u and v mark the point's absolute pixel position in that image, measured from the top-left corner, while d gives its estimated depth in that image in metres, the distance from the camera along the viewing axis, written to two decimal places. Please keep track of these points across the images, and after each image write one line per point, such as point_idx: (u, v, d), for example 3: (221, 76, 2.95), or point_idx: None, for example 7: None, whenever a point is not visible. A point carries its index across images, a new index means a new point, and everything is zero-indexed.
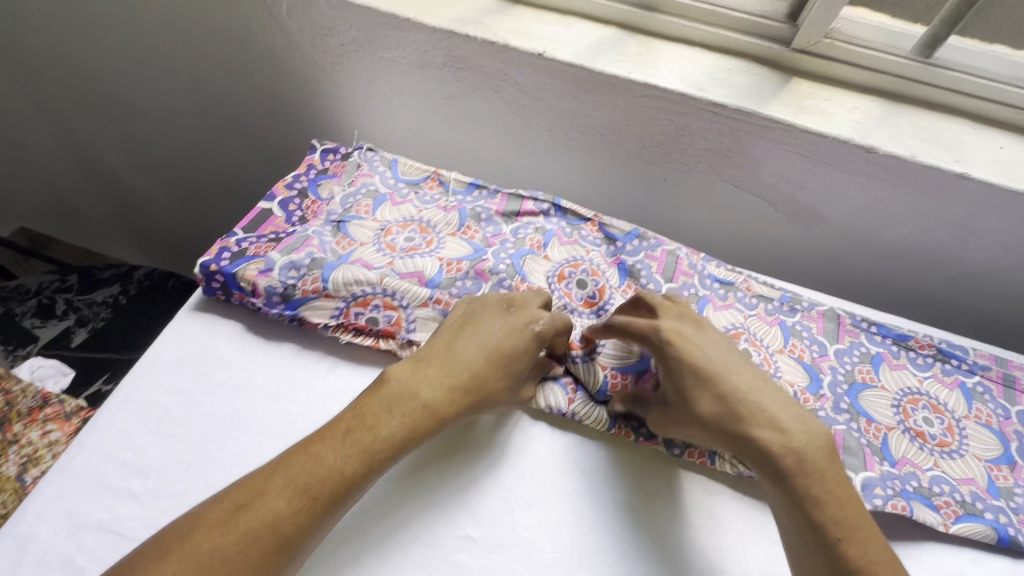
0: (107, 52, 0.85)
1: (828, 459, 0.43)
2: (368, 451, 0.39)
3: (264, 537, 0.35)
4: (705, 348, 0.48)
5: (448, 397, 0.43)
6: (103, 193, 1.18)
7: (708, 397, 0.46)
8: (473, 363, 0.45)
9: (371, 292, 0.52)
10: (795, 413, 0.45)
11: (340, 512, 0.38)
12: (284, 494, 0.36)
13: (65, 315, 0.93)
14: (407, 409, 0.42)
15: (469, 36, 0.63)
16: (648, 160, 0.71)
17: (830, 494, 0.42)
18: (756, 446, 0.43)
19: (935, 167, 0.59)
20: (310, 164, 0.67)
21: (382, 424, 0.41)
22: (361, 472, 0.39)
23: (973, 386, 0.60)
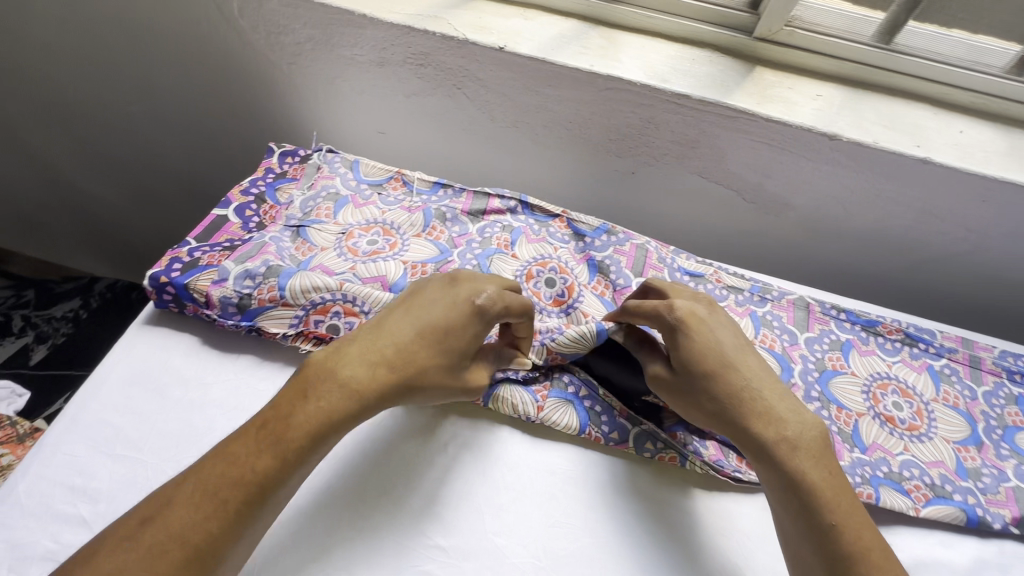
0: (53, 57, 0.81)
1: (820, 446, 0.43)
2: (280, 444, 0.37)
3: (171, 548, 0.33)
4: (718, 330, 0.47)
5: (369, 376, 0.39)
6: (61, 203, 1.14)
7: (713, 373, 0.45)
8: (402, 338, 0.41)
9: (331, 299, 0.51)
10: (791, 404, 0.44)
11: (257, 516, 0.36)
12: (190, 500, 0.35)
13: (23, 332, 0.88)
14: (326, 391, 0.38)
15: (428, 32, 0.62)
16: (615, 154, 0.70)
17: (825, 481, 0.41)
18: (752, 431, 0.43)
19: (897, 152, 0.59)
20: (268, 168, 0.65)
21: (296, 409, 0.38)
22: (273, 472, 0.36)
23: (940, 369, 0.60)
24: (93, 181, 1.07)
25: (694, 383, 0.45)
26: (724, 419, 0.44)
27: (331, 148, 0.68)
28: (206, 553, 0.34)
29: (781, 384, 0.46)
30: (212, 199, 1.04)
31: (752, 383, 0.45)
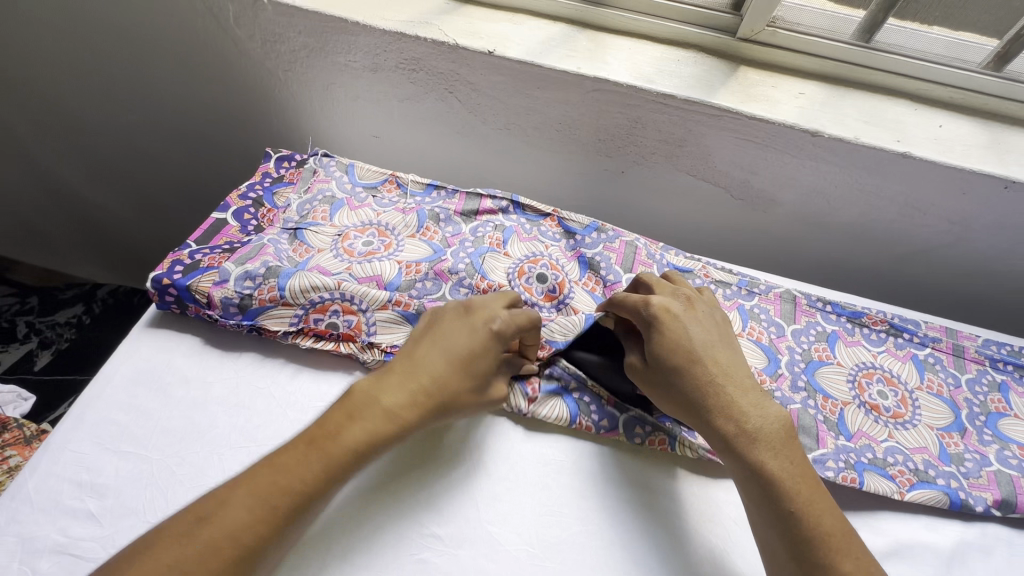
0: (55, 69, 0.83)
1: (782, 438, 0.44)
2: (330, 459, 0.39)
3: (224, 548, 0.35)
4: (689, 326, 0.48)
5: (410, 405, 0.43)
6: (63, 211, 1.15)
7: (682, 367, 0.46)
8: (434, 368, 0.44)
9: (329, 297, 0.52)
10: (754, 398, 0.46)
11: (301, 522, 0.38)
12: (245, 502, 0.37)
13: (27, 338, 0.90)
14: (370, 415, 0.41)
15: (420, 37, 0.63)
16: (605, 154, 0.72)
17: (785, 469, 0.42)
18: (712, 423, 0.45)
19: (877, 147, 0.60)
20: (265, 173, 0.67)
21: (347, 434, 0.40)
22: (323, 480, 0.39)
23: (924, 358, 0.62)
24: (95, 189, 1.09)
25: (665, 377, 0.47)
26: (692, 410, 0.46)
27: (327, 152, 0.70)
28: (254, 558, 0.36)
29: (749, 378, 0.47)
30: (212, 205, 1.06)
31: (720, 376, 0.46)
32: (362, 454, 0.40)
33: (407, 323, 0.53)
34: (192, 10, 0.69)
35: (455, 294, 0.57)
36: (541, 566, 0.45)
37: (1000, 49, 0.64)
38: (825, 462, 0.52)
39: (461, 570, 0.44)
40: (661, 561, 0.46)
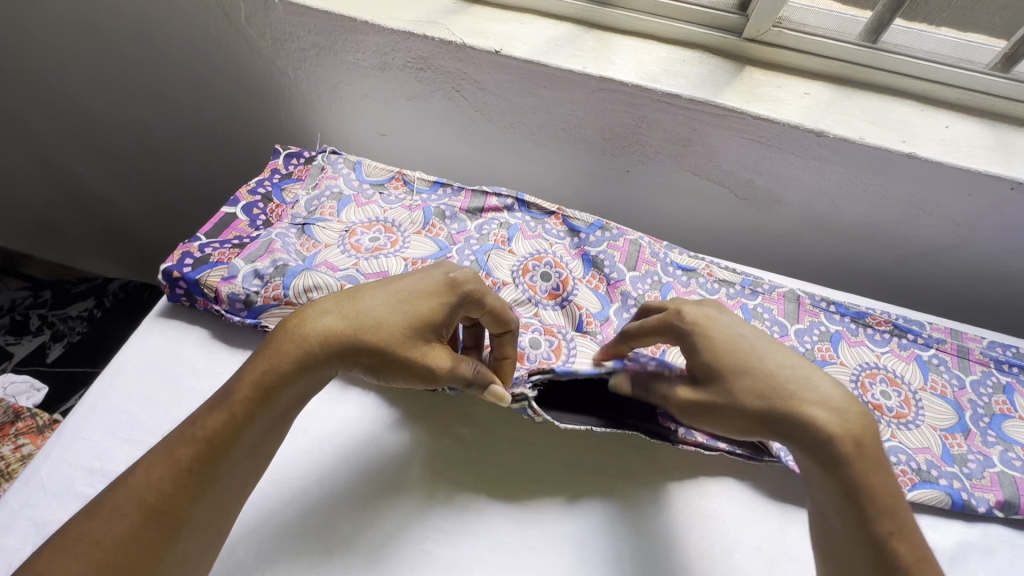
0: (71, 66, 0.85)
1: (874, 443, 0.40)
2: (231, 408, 0.40)
3: (130, 508, 0.37)
4: (739, 327, 0.46)
5: (330, 325, 0.43)
6: (76, 206, 1.17)
7: (742, 376, 0.43)
8: (364, 298, 0.45)
9: None
10: (847, 395, 0.41)
11: (207, 477, 0.39)
12: (151, 463, 0.39)
13: (40, 331, 0.93)
14: (280, 338, 0.42)
15: (427, 37, 0.64)
16: (610, 153, 0.72)
17: (884, 484, 0.39)
18: (809, 426, 0.40)
19: (882, 147, 0.60)
20: (274, 169, 0.68)
21: (266, 347, 0.42)
22: (220, 433, 0.39)
23: (928, 359, 0.62)
24: (107, 185, 1.11)
25: (726, 387, 0.43)
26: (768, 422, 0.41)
27: (335, 150, 0.71)
28: (165, 512, 0.37)
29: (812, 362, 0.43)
30: (221, 202, 1.07)
31: (801, 375, 0.42)
32: (262, 390, 0.41)
33: None
34: (205, 9, 0.70)
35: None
36: (542, 558, 0.45)
37: (1007, 50, 0.64)
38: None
39: (463, 560, 0.44)
40: (661, 556, 0.46)
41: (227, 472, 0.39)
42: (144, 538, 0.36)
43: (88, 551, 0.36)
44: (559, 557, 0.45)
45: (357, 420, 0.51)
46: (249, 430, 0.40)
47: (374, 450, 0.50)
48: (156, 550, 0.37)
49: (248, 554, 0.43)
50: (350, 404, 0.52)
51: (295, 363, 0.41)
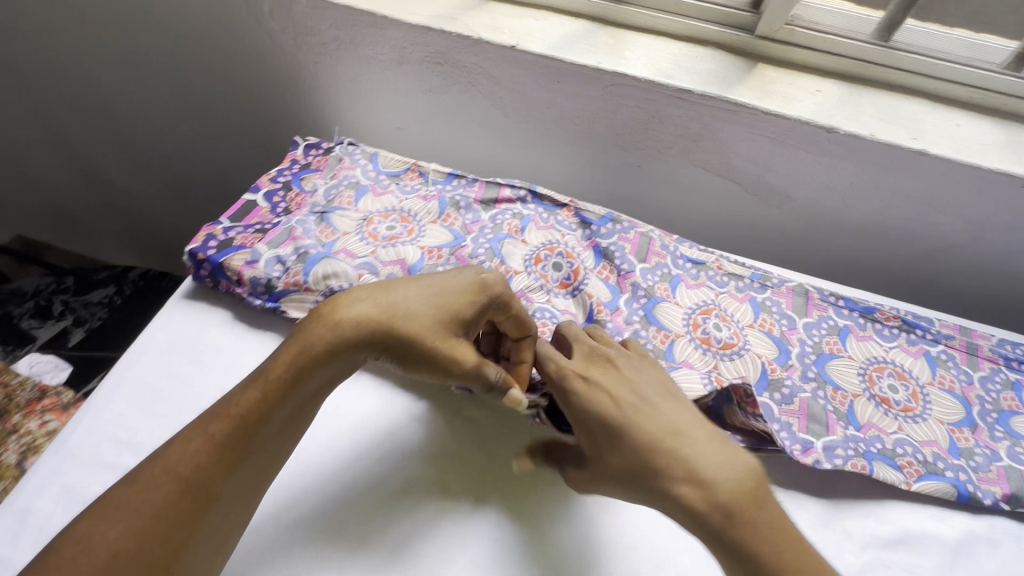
0: (99, 58, 0.88)
1: (751, 499, 0.41)
2: (264, 389, 0.42)
3: (165, 480, 0.38)
4: (612, 391, 0.46)
5: (365, 312, 0.45)
6: (98, 196, 1.21)
7: (618, 452, 0.44)
8: (397, 290, 0.46)
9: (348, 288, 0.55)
10: (718, 458, 0.42)
11: (239, 455, 0.40)
12: (187, 439, 0.40)
13: (62, 316, 0.96)
14: (313, 325, 0.44)
15: (445, 32, 0.66)
16: (621, 148, 0.73)
17: (767, 543, 0.39)
18: (676, 502, 0.42)
19: (892, 144, 0.61)
20: (293, 160, 0.70)
21: (301, 331, 0.44)
22: (253, 413, 0.41)
23: (937, 354, 0.62)
24: (130, 176, 1.14)
25: (600, 457, 0.45)
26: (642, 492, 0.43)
27: (352, 141, 0.73)
28: (200, 485, 0.39)
29: (681, 426, 0.44)
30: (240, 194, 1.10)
31: (666, 445, 0.43)
32: (296, 371, 0.42)
33: None
34: (231, 4, 0.72)
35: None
36: (551, 535, 0.47)
37: (1020, 50, 0.64)
38: (833, 450, 0.53)
39: (474, 537, 0.46)
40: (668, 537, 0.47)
41: (259, 450, 0.41)
42: (179, 509, 0.38)
43: (126, 519, 0.37)
44: (566, 535, 0.47)
45: (374, 401, 0.53)
46: (282, 409, 0.42)
47: (388, 430, 0.52)
48: (189, 522, 0.38)
49: (272, 524, 0.46)
50: (366, 384, 0.54)
51: (331, 347, 0.43)
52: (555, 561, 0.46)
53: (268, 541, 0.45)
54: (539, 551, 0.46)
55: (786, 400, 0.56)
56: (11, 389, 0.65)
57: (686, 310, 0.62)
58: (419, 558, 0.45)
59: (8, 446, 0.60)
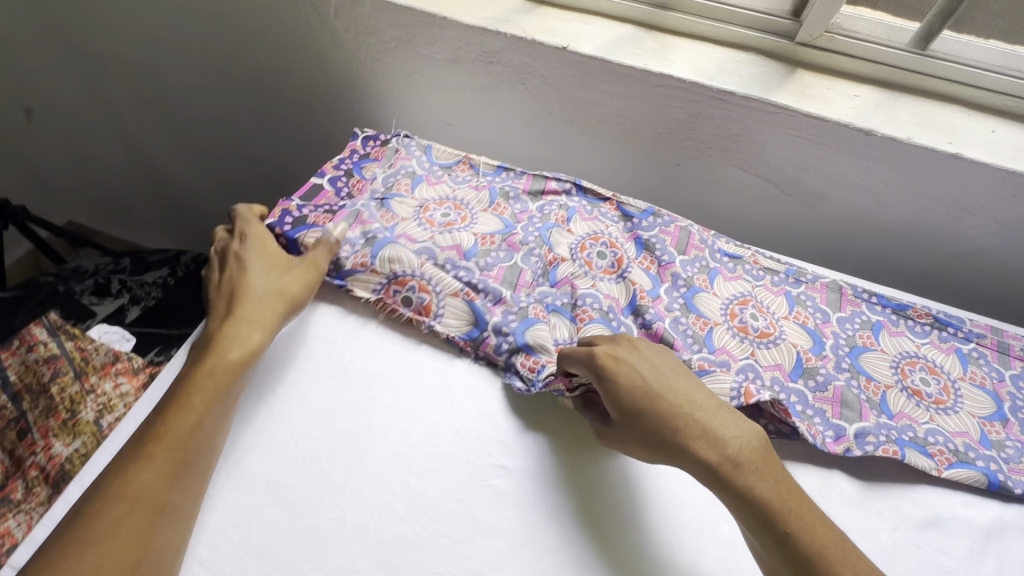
0: (165, 52, 0.94)
1: (762, 458, 0.44)
2: (192, 403, 0.46)
3: (110, 505, 0.40)
4: (638, 365, 0.49)
5: (252, 314, 0.52)
6: (154, 183, 1.28)
7: (644, 415, 0.47)
8: (246, 289, 0.53)
9: (411, 274, 0.59)
10: (727, 420, 0.46)
11: (180, 465, 0.43)
12: (122, 467, 0.42)
13: (120, 294, 1.02)
14: (217, 349, 0.50)
15: (500, 33, 0.70)
16: (662, 147, 0.77)
17: (773, 489, 0.42)
18: (694, 456, 0.44)
19: (929, 147, 0.63)
20: (354, 149, 0.74)
21: (207, 361, 0.49)
22: (188, 427, 0.45)
23: (968, 352, 0.64)
24: (185, 165, 1.21)
25: (629, 421, 0.48)
26: (663, 453, 0.46)
27: (407, 134, 0.77)
28: (149, 500, 0.41)
29: (698, 395, 0.48)
30: (287, 186, 1.16)
31: (685, 409, 0.46)
32: (218, 378, 0.48)
33: (470, 315, 0.58)
34: (298, 5, 0.78)
35: (526, 261, 0.63)
36: (598, 500, 0.49)
37: None
38: (864, 436, 0.55)
39: (527, 498, 0.49)
40: (712, 507, 0.50)
41: (207, 456, 0.45)
42: (131, 526, 0.39)
43: (82, 556, 0.38)
44: (612, 502, 0.49)
45: (430, 368, 0.56)
46: (216, 416, 0.47)
47: (446, 396, 0.54)
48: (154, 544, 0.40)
49: (340, 475, 0.48)
50: (423, 354, 0.57)
51: (250, 344, 0.51)
52: (602, 522, 0.48)
53: (338, 494, 0.47)
54: (586, 512, 0.48)
55: (819, 387, 0.59)
56: (86, 352, 0.69)
57: (724, 300, 0.64)
58: (474, 513, 0.47)
59: (86, 404, 0.65)
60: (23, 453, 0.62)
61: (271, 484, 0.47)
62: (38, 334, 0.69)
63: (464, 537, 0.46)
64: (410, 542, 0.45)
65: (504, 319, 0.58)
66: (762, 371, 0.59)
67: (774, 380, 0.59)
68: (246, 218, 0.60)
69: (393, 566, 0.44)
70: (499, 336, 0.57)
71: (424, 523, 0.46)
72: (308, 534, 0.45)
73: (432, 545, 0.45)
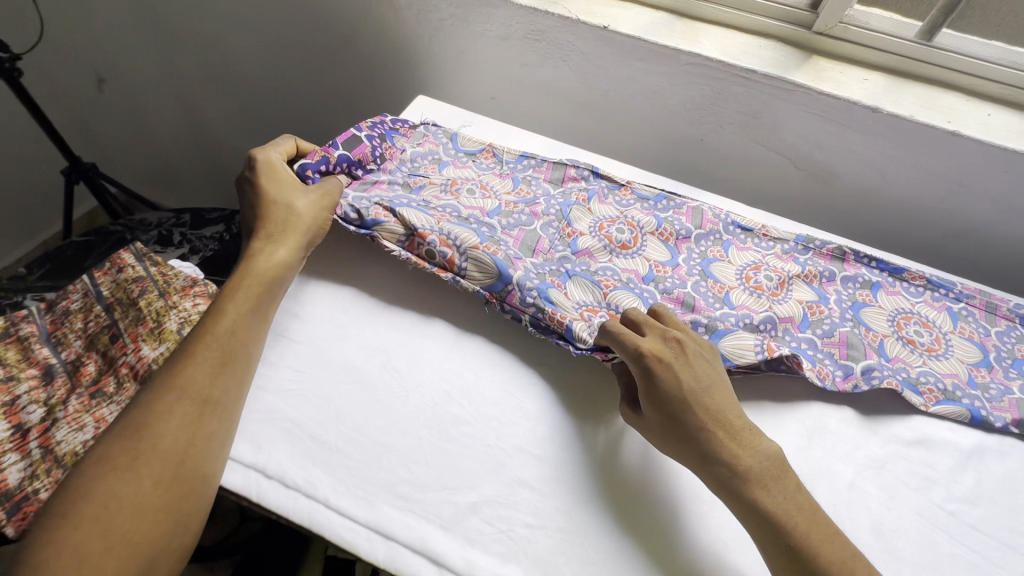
0: (239, 27, 1.04)
1: (774, 475, 0.47)
2: (228, 318, 0.52)
3: (163, 394, 0.46)
4: (683, 373, 0.50)
5: (277, 235, 0.59)
6: (212, 150, 1.38)
7: (676, 418, 0.49)
8: (270, 213, 0.59)
9: (429, 228, 0.61)
10: (749, 438, 0.48)
11: (224, 366, 0.50)
12: (167, 371, 0.48)
13: (181, 244, 1.11)
14: (251, 272, 0.56)
15: (549, 13, 0.79)
16: (688, 122, 0.85)
17: (779, 505, 0.45)
18: (708, 465, 0.47)
19: (930, 125, 0.71)
20: (383, 119, 0.76)
21: (241, 276, 0.55)
22: (224, 333, 0.51)
23: (958, 310, 0.70)
24: (236, 133, 1.31)
25: (658, 420, 0.50)
26: (684, 455, 0.49)
27: (434, 122, 0.81)
28: (194, 391, 0.47)
29: (733, 411, 0.50)
30: None
31: (714, 422, 0.48)
32: (252, 292, 0.54)
33: (495, 267, 0.60)
34: None
35: (545, 231, 0.68)
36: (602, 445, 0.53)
37: None
38: (870, 372, 0.62)
39: (562, 398, 0.56)
40: None
41: (243, 360, 0.51)
42: (183, 410, 0.46)
43: (144, 435, 0.44)
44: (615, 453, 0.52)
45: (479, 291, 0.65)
46: (249, 325, 0.53)
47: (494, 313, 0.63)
48: (201, 427, 0.46)
49: (404, 363, 0.56)
50: None
51: (278, 260, 0.57)
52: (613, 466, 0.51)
53: (402, 380, 0.54)
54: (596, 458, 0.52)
55: (826, 333, 0.65)
56: (167, 275, 0.77)
57: (737, 267, 0.70)
58: (519, 402, 0.55)
59: (170, 317, 0.72)
60: (115, 353, 0.70)
61: (344, 367, 0.55)
62: (127, 258, 0.77)
63: (511, 420, 0.53)
64: (464, 420, 0.52)
65: (527, 275, 0.60)
66: (778, 322, 0.64)
67: (787, 331, 0.65)
68: (263, 146, 0.65)
69: (450, 437, 0.51)
70: (522, 290, 0.59)
71: (476, 405, 0.54)
72: (379, 409, 0.52)
73: (481, 423, 0.52)
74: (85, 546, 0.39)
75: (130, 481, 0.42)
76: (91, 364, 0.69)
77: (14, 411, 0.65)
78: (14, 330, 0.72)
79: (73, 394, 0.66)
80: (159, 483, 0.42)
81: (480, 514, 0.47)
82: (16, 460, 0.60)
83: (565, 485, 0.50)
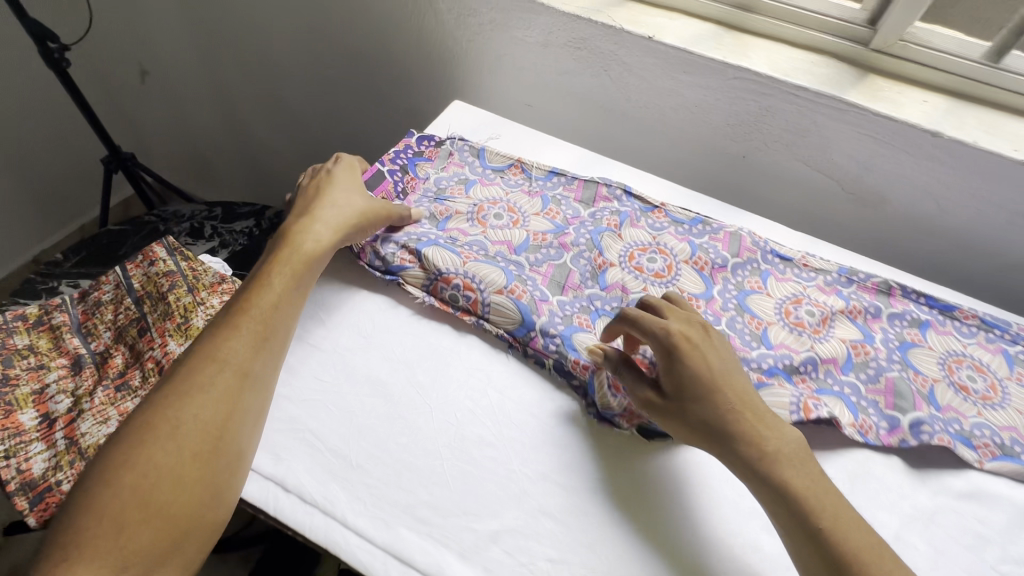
0: (280, 23, 1.04)
1: (800, 457, 0.44)
2: (271, 292, 0.52)
3: (204, 364, 0.46)
4: (711, 355, 0.48)
5: (328, 218, 0.58)
6: (246, 145, 1.40)
7: (703, 402, 0.46)
8: (325, 201, 0.60)
9: (455, 272, 0.59)
10: (773, 420, 0.46)
11: (266, 341, 0.49)
12: (209, 340, 0.48)
13: (212, 237, 1.12)
14: (294, 252, 0.55)
15: (592, 21, 0.77)
16: (731, 139, 0.82)
17: (809, 488, 0.43)
18: (739, 448, 0.44)
19: (994, 152, 0.67)
20: (408, 146, 0.75)
21: (286, 253, 0.55)
22: (266, 309, 0.51)
23: (1016, 353, 0.65)
24: (271, 129, 1.32)
25: (684, 405, 0.46)
26: None
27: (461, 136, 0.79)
28: (236, 364, 0.47)
29: (759, 398, 0.48)
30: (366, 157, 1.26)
31: (742, 403, 0.46)
32: (297, 271, 0.54)
33: (518, 312, 0.58)
34: None
35: (575, 263, 0.64)
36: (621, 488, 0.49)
37: None
38: (919, 426, 0.57)
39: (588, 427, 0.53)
40: None
41: (283, 337, 0.51)
42: (225, 382, 0.45)
43: (184, 407, 0.44)
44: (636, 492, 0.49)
45: None
46: (291, 300, 0.53)
47: None
48: (239, 401, 0.45)
49: (427, 377, 0.54)
50: None
51: (323, 241, 0.57)
52: (633, 508, 0.48)
53: (424, 398, 0.53)
54: (615, 497, 0.49)
55: (871, 379, 0.60)
56: (196, 270, 0.77)
57: (777, 300, 0.66)
58: (545, 427, 0.53)
59: (198, 313, 0.72)
60: (142, 347, 0.69)
61: (365, 380, 0.54)
62: (159, 252, 0.77)
63: (536, 445, 0.51)
64: (487, 441, 0.50)
65: (551, 320, 0.58)
66: (820, 363, 0.60)
67: (828, 372, 0.60)
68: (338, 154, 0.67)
69: (473, 459, 0.49)
70: (546, 337, 0.57)
71: (500, 427, 0.52)
72: (401, 426, 0.51)
73: (505, 446, 0.51)
74: (123, 511, 0.38)
75: (168, 449, 0.41)
76: (118, 357, 0.70)
77: (42, 399, 0.65)
78: (47, 318, 0.73)
79: (100, 386, 0.67)
80: (198, 456, 0.42)
81: (501, 543, 0.45)
82: (42, 450, 0.61)
83: (589, 518, 0.47)
